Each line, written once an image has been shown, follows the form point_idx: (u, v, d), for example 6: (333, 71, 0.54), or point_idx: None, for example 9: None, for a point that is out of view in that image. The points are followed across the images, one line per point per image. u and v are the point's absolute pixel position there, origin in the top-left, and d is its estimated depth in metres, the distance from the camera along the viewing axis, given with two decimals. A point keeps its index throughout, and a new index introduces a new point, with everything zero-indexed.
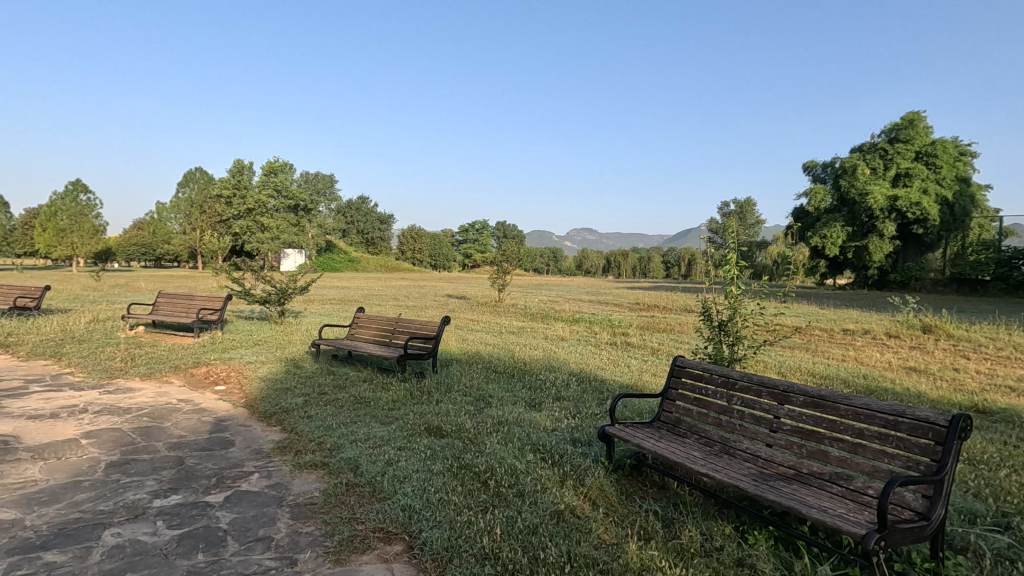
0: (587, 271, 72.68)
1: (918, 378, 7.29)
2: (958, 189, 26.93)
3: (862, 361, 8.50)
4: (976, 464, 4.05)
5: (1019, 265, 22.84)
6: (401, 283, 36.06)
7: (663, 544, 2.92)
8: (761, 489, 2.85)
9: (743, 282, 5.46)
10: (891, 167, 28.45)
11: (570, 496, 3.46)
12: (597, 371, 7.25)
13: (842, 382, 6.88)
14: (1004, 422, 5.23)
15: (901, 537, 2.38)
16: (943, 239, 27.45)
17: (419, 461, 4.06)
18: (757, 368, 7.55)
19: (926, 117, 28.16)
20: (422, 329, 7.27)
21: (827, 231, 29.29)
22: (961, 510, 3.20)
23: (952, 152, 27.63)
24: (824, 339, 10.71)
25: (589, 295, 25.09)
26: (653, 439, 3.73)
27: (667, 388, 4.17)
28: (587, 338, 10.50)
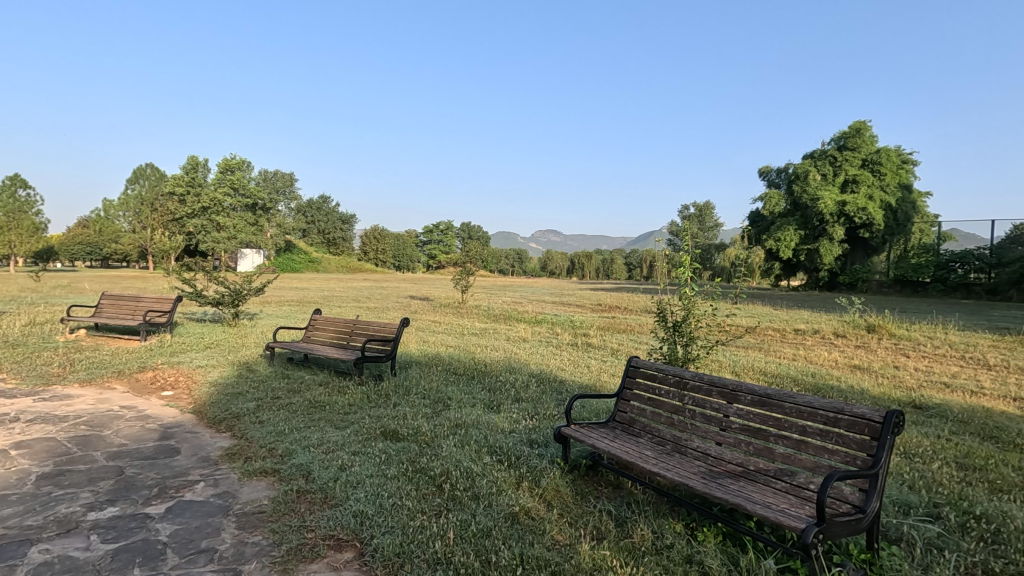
0: (552, 272, 73.21)
1: (861, 375, 7.63)
2: (899, 196, 28.77)
3: (811, 359, 8.83)
4: (911, 457, 4.26)
5: (955, 267, 24.86)
6: (363, 284, 35.45)
7: (615, 544, 2.95)
8: (710, 487, 2.91)
9: (696, 284, 5.60)
10: (840, 174, 29.68)
11: (525, 498, 3.46)
12: (557, 372, 7.29)
13: (792, 380, 7.14)
14: (939, 417, 5.53)
15: (839, 530, 2.47)
16: (887, 243, 28.86)
17: (374, 466, 3.99)
18: (712, 367, 7.75)
19: (871, 126, 29.58)
20: (380, 331, 7.15)
21: (780, 234, 30.21)
22: (896, 502, 3.35)
23: (894, 160, 29.22)
24: (776, 338, 11.09)
25: (552, 296, 25.27)
26: (607, 439, 3.77)
27: (622, 388, 4.22)
28: (549, 339, 10.56)
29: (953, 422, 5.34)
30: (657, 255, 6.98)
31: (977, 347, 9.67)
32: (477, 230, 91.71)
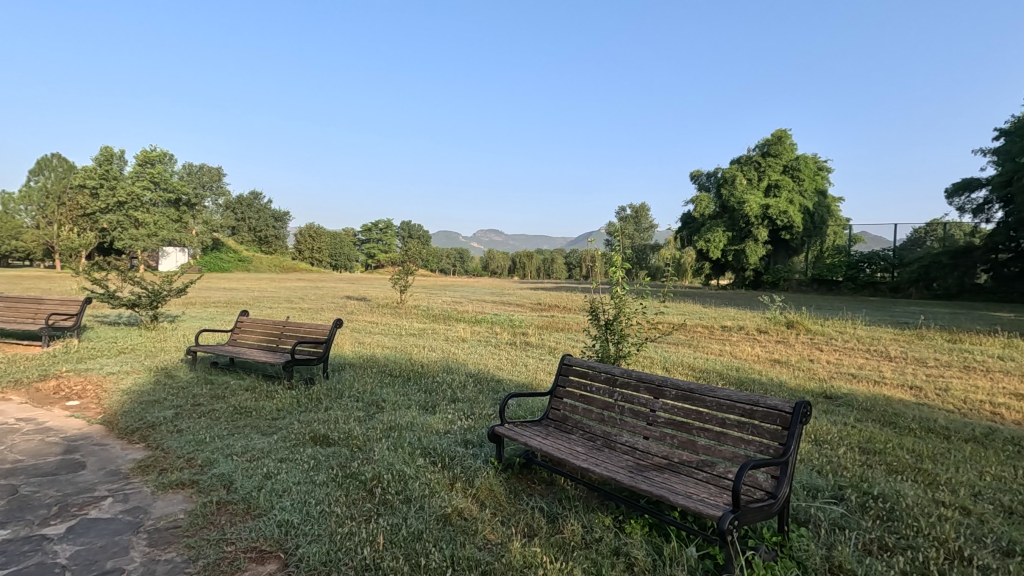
0: (493, 272, 73.37)
1: (780, 369, 8.13)
2: (816, 201, 30.90)
3: (736, 355, 9.29)
4: (821, 443, 4.59)
5: (864, 268, 27.48)
6: (298, 284, 34.14)
7: (546, 541, 2.99)
8: (636, 480, 3.00)
9: (627, 284, 5.79)
10: (764, 179, 31.47)
11: (458, 499, 3.45)
12: (494, 372, 7.31)
13: (717, 375, 7.50)
14: (846, 406, 5.98)
15: (753, 516, 2.61)
16: (805, 244, 30.90)
17: (301, 472, 3.85)
18: (644, 364, 8.01)
19: (791, 135, 31.54)
20: (312, 332, 6.91)
21: (710, 236, 31.64)
22: (806, 486, 3.59)
23: (811, 166, 31.35)
24: (704, 335, 11.59)
25: (492, 296, 25.24)
26: (540, 437, 3.81)
27: (555, 386, 4.28)
28: (488, 339, 10.58)
29: (859, 411, 5.78)
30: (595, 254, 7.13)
31: (881, 340, 10.51)
32: (418, 229, 90.40)
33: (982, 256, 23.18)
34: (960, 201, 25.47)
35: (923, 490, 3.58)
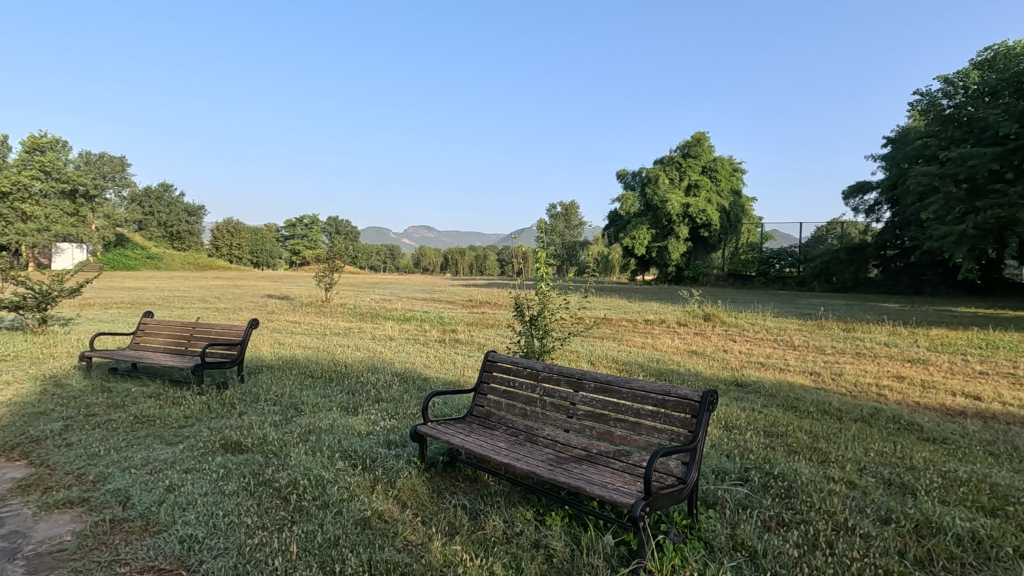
0: (425, 268, 72.51)
1: (697, 359, 8.57)
2: (731, 201, 32.85)
3: (657, 347, 9.68)
4: (731, 428, 4.88)
5: (774, 263, 29.91)
6: (214, 282, 32.03)
7: (467, 538, 2.98)
8: (555, 472, 3.05)
9: (550, 281, 5.92)
10: (685, 178, 32.94)
11: (379, 501, 3.36)
12: (422, 370, 7.21)
13: (639, 366, 7.79)
14: (754, 392, 6.40)
15: (663, 501, 2.73)
16: (722, 241, 32.70)
17: (209, 483, 3.62)
18: (571, 357, 8.18)
19: (709, 137, 33.21)
20: (225, 333, 6.52)
21: (635, 233, 32.58)
22: (716, 470, 3.81)
23: (728, 167, 33.20)
24: (629, 329, 12.00)
25: (422, 293, 24.85)
26: (463, 434, 3.80)
27: (479, 382, 4.28)
28: (416, 336, 10.43)
29: (766, 396, 6.19)
30: (522, 254, 7.27)
31: (787, 330, 11.31)
32: (345, 225, 87.55)
33: (873, 253, 25.44)
34: (855, 202, 27.88)
35: (817, 467, 3.90)
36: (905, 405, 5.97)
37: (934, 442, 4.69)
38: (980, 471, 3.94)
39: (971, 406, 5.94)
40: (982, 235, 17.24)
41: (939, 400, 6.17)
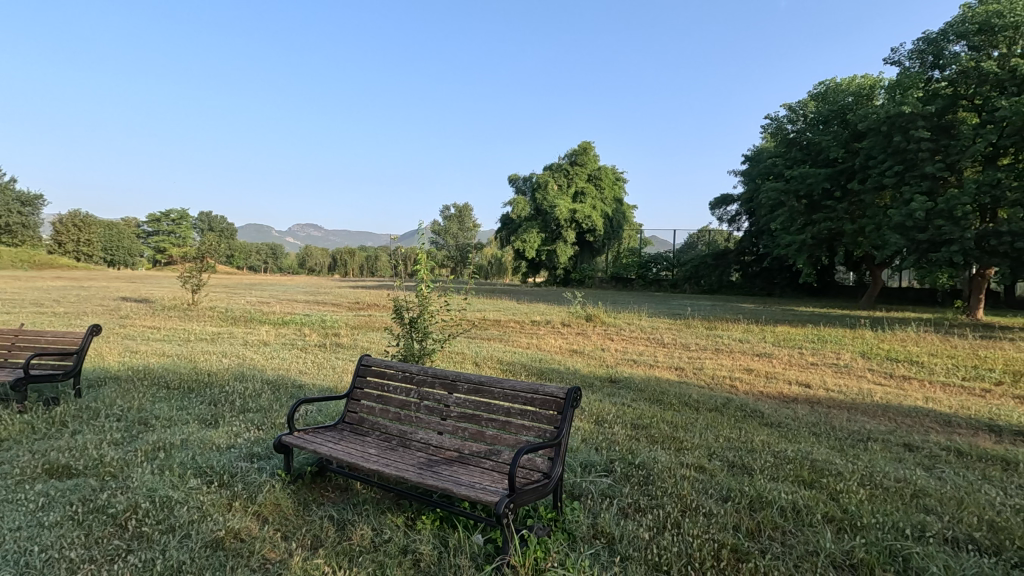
0: (311, 269, 68.71)
1: (577, 358, 8.99)
2: (614, 208, 34.85)
3: (541, 347, 10.00)
4: (602, 422, 5.18)
5: (651, 267, 32.32)
6: (52, 283, 27.68)
7: (331, 550, 2.86)
8: (424, 476, 3.03)
9: (431, 282, 5.88)
10: (572, 185, 34.30)
11: (236, 519, 3.12)
12: (297, 376, 6.83)
13: (522, 366, 8.00)
14: (625, 387, 6.86)
15: (528, 496, 2.82)
16: (606, 245, 34.61)
17: (24, 516, 3.12)
18: (455, 359, 8.20)
19: (594, 146, 34.90)
20: (57, 343, 5.69)
21: (526, 236, 33.15)
22: (584, 463, 4.02)
23: (610, 176, 35.23)
24: (516, 329, 12.30)
25: (306, 295, 23.53)
26: (332, 442, 3.64)
27: (352, 388, 4.13)
28: (294, 341, 9.85)
29: (635, 391, 6.62)
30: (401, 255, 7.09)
31: (658, 329, 12.23)
32: (219, 221, 80.49)
33: (735, 259, 28.25)
34: (719, 212, 30.86)
35: (673, 455, 4.24)
36: (751, 394, 6.72)
37: (770, 426, 5.32)
38: (804, 449, 4.53)
39: (802, 392, 6.83)
40: (817, 245, 19.88)
41: (778, 388, 7.01)
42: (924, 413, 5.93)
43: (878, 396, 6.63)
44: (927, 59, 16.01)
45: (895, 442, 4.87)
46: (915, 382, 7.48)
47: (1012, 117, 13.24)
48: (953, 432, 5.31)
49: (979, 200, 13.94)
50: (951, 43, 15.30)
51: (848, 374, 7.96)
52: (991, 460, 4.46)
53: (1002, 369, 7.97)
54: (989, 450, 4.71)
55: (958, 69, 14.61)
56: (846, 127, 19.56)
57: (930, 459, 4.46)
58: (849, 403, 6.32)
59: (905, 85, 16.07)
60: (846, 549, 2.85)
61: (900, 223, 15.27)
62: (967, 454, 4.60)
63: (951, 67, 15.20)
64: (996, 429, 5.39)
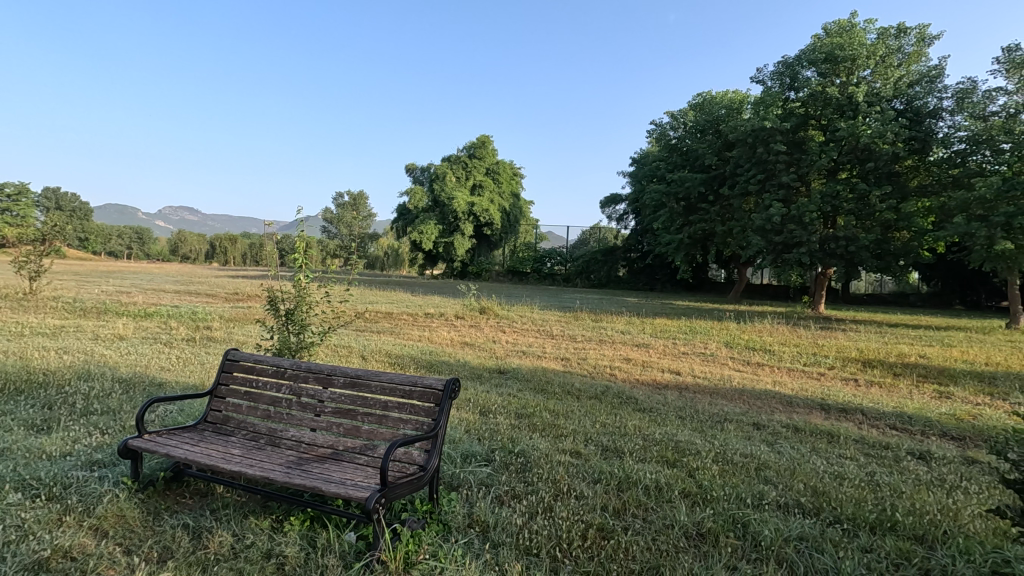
0: (184, 257, 62.50)
1: (468, 350, 9.03)
2: (510, 202, 35.37)
3: (433, 340, 9.89)
4: (487, 413, 5.26)
5: (546, 261, 33.39)
6: None
7: (183, 561, 2.63)
8: (292, 476, 2.88)
9: (311, 273, 5.58)
10: (470, 177, 34.17)
11: (68, 536, 2.76)
12: (157, 374, 6.18)
13: (412, 359, 7.88)
14: (513, 378, 7.01)
15: (401, 490, 2.77)
16: (503, 240, 35.06)
17: None
18: (341, 354, 7.87)
19: (492, 141, 35.07)
20: None
21: (422, 227, 32.43)
22: (465, 453, 4.05)
23: (508, 172, 35.73)
24: (407, 322, 12.08)
25: (174, 285, 21.27)
26: (189, 444, 3.34)
27: (215, 384, 3.81)
28: (158, 335, 8.89)
29: (522, 382, 6.79)
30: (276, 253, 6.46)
31: (548, 322, 12.60)
32: (68, 198, 70.22)
33: (622, 256, 30.03)
34: (609, 211, 32.48)
35: (552, 443, 4.39)
36: (628, 382, 7.19)
37: (643, 411, 5.71)
38: (669, 432, 4.91)
39: (672, 379, 7.42)
40: (693, 244, 21.67)
41: (652, 376, 7.54)
42: (771, 395, 6.69)
43: (734, 381, 7.37)
44: (785, 80, 17.71)
45: (746, 422, 5.44)
46: (767, 368, 8.41)
47: (850, 137, 15.29)
48: (793, 411, 6.06)
49: (823, 208, 15.94)
50: (804, 69, 17.10)
51: (713, 361, 8.77)
52: (820, 434, 5.13)
53: (835, 355, 9.21)
54: (819, 426, 5.42)
55: (810, 92, 16.41)
56: (719, 137, 21.42)
57: (772, 436, 5.04)
58: (711, 388, 6.97)
59: (767, 103, 17.77)
60: (696, 520, 3.14)
61: (761, 226, 17.04)
62: (802, 430, 5.26)
63: (804, 90, 17.00)
64: (825, 407, 6.23)
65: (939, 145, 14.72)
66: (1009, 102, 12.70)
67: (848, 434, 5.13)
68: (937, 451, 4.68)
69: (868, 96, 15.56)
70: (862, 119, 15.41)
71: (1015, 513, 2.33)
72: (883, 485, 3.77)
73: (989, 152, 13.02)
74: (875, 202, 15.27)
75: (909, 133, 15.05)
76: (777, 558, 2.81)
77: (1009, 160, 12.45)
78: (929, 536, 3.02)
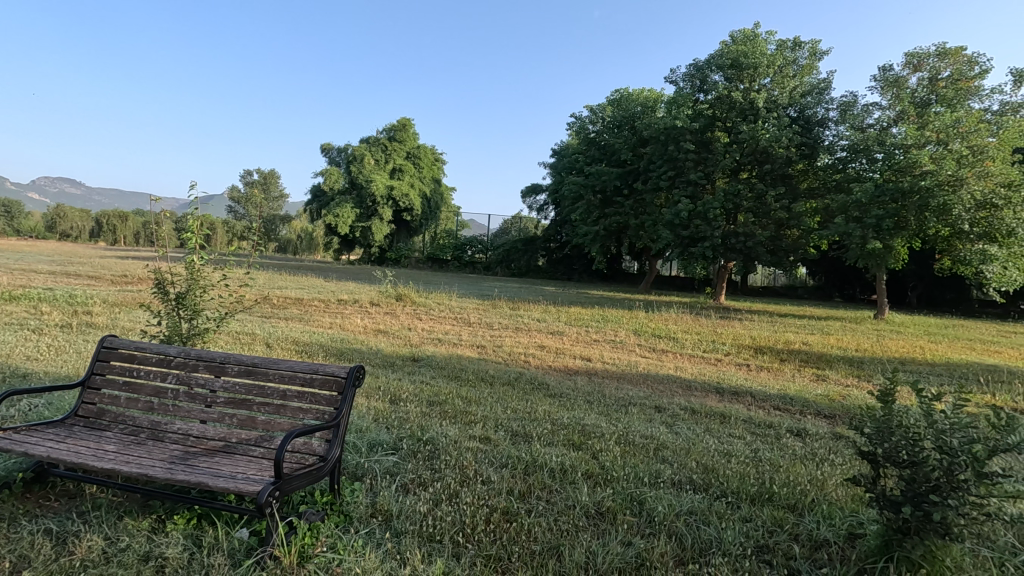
0: (62, 234, 55.83)
1: (382, 338, 8.81)
2: (431, 188, 34.80)
3: (345, 327, 9.57)
4: (397, 401, 5.18)
5: (467, 249, 33.25)
6: None
7: (43, 571, 2.37)
8: (175, 471, 2.67)
9: (206, 255, 5.17)
10: (390, 161, 33.17)
11: None
12: (20, 365, 5.48)
13: (321, 347, 7.56)
14: (427, 366, 6.94)
15: (298, 482, 2.64)
16: (423, 226, 34.48)
17: None
18: (243, 342, 7.39)
19: (413, 124, 34.19)
20: None
21: (338, 210, 31.06)
22: (372, 442, 3.96)
23: (429, 157, 35.11)
24: (319, 309, 11.57)
25: (48, 265, 18.95)
26: (55, 441, 3.00)
27: (88, 373, 3.44)
28: (25, 322, 7.88)
29: (436, 369, 6.74)
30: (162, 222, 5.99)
31: (466, 309, 12.60)
32: None
33: (541, 245, 30.62)
34: (530, 201, 32.87)
35: (462, 429, 4.38)
36: (541, 368, 7.37)
37: (554, 396, 5.87)
38: (577, 416, 5.07)
39: (583, 366, 7.66)
40: (609, 236, 22.48)
41: (564, 363, 7.76)
42: (673, 380, 7.10)
43: (641, 367, 7.76)
44: (695, 82, 18.63)
45: (649, 405, 5.74)
46: (671, 355, 8.91)
47: (750, 140, 16.51)
48: (691, 394, 6.48)
49: (726, 205, 17.05)
50: (712, 73, 18.01)
51: (622, 349, 9.16)
52: (713, 415, 5.52)
53: (731, 342, 9.92)
54: (713, 408, 5.83)
55: (717, 95, 17.41)
56: (634, 133, 22.24)
57: (671, 418, 5.35)
58: (618, 373, 7.30)
59: (678, 102, 18.58)
60: (597, 499, 3.27)
61: (671, 220, 17.93)
62: (698, 412, 5.63)
63: (711, 92, 17.99)
64: (720, 390, 6.72)
65: (825, 152, 16.21)
66: (883, 116, 14.21)
67: (738, 415, 5.55)
68: (811, 428, 5.19)
69: (767, 103, 16.78)
70: (762, 124, 16.61)
71: (867, 481, 2.63)
72: (764, 460, 4.12)
73: (866, 160, 14.51)
74: (770, 202, 16.58)
75: (801, 139, 16.44)
76: (668, 532, 2.99)
77: (880, 168, 13.96)
78: (799, 504, 3.34)
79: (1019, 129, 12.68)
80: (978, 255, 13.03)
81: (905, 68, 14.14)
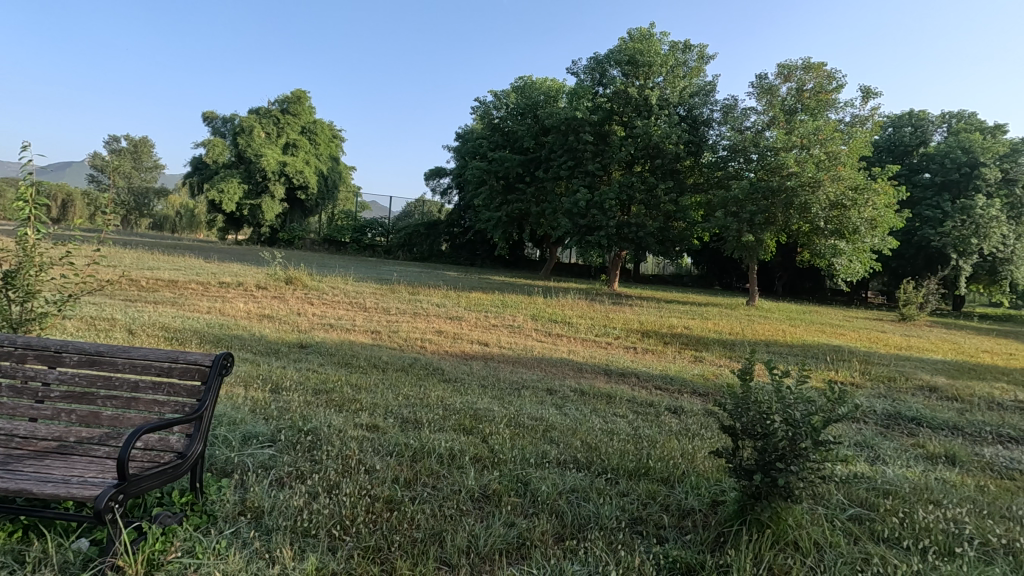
0: None
1: (267, 324, 8.24)
2: (327, 166, 33.01)
3: (226, 312, 8.83)
4: (279, 390, 4.86)
5: (367, 232, 32.05)
6: None
7: None
8: None
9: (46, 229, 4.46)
10: (282, 135, 30.94)
11: None
12: None
13: (195, 334, 6.91)
14: (316, 352, 6.59)
15: (150, 482, 2.36)
16: (318, 206, 32.69)
17: None
18: (98, 329, 6.53)
19: (309, 97, 32.07)
20: None
21: (223, 185, 28.51)
22: (246, 435, 3.68)
23: (326, 133, 33.24)
24: (196, 292, 10.56)
25: None
26: None
27: None
28: None
29: (325, 356, 6.42)
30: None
31: (362, 294, 12.15)
32: None
33: (444, 230, 30.29)
34: (433, 184, 32.34)
35: (348, 418, 4.20)
36: (437, 354, 7.28)
37: (448, 381, 5.84)
38: (469, 401, 5.06)
39: (479, 350, 7.66)
40: (510, 223, 22.69)
41: (461, 348, 7.73)
42: (565, 362, 7.35)
43: (536, 351, 7.93)
44: (595, 76, 19.18)
45: (541, 388, 5.87)
46: (565, 339, 9.20)
47: (644, 135, 17.37)
48: (582, 376, 6.75)
49: (621, 196, 17.85)
50: (611, 67, 18.66)
51: (520, 333, 9.31)
52: (601, 396, 5.76)
53: (621, 327, 10.44)
54: (601, 389, 6.09)
55: (615, 89, 18.06)
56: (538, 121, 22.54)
57: (561, 400, 5.52)
58: (513, 358, 7.41)
59: (579, 95, 19.05)
60: (483, 482, 3.28)
61: (570, 209, 18.46)
62: (586, 393, 5.85)
63: (610, 86, 18.65)
64: (608, 371, 7.07)
65: (709, 150, 17.45)
66: (757, 120, 15.56)
67: (622, 395, 5.85)
68: (686, 406, 5.60)
69: (659, 100, 17.72)
70: (654, 121, 17.52)
71: (727, 453, 2.85)
72: (643, 437, 4.37)
73: (742, 160, 15.81)
74: (660, 195, 17.61)
75: (688, 137, 17.55)
76: (551, 510, 3.07)
77: (755, 168, 15.31)
78: (672, 477, 3.57)
79: (864, 140, 14.46)
80: (830, 249, 14.75)
81: (777, 78, 15.49)
